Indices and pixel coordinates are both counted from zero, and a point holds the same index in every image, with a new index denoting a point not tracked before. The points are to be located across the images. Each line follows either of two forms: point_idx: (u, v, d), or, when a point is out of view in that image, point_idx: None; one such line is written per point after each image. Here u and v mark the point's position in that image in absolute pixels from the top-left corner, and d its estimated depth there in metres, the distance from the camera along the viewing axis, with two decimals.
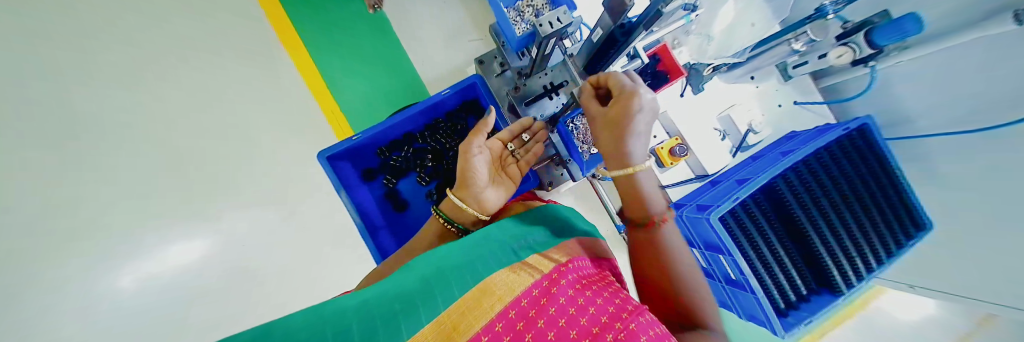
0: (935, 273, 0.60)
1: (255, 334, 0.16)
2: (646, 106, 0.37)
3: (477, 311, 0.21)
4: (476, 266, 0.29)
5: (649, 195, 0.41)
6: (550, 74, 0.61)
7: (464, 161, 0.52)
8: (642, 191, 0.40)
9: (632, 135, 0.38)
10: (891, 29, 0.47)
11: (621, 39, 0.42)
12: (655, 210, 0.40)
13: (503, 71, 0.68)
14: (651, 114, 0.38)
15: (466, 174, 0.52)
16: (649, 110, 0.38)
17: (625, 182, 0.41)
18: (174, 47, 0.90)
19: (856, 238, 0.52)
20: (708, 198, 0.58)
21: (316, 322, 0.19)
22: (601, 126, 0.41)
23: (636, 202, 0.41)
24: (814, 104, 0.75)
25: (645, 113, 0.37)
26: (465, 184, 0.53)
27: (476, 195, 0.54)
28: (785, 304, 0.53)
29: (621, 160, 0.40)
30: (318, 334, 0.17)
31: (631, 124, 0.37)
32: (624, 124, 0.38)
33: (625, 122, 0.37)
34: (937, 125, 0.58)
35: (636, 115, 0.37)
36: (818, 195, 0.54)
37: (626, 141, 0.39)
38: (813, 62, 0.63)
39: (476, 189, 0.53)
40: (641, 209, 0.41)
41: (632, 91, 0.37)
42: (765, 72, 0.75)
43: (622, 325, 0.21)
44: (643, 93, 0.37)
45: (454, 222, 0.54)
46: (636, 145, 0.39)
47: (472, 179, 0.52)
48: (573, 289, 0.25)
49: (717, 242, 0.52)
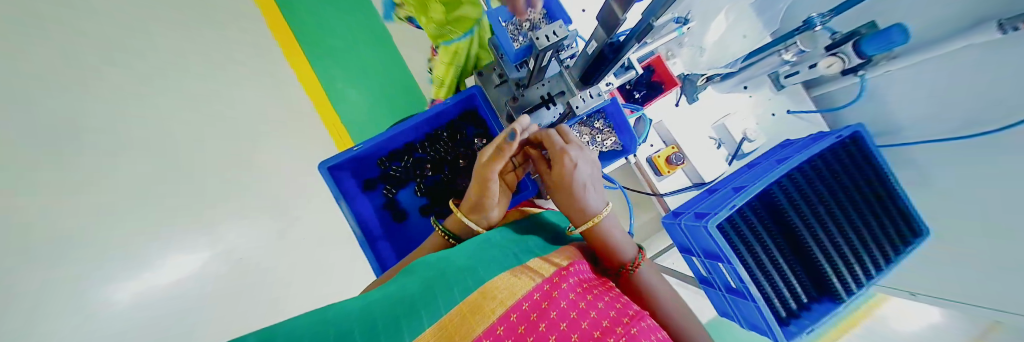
0: (930, 279, 0.61)
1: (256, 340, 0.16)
2: (583, 163, 0.46)
3: (479, 314, 0.22)
4: (477, 269, 0.30)
5: (620, 246, 0.43)
6: (547, 85, 0.61)
7: (482, 186, 0.49)
8: (611, 241, 0.43)
9: (577, 188, 0.45)
10: (879, 38, 0.49)
11: (612, 56, 0.44)
12: (626, 257, 0.43)
13: (502, 82, 0.67)
14: (587, 169, 0.46)
15: (481, 199, 0.50)
16: (585, 163, 0.46)
17: (589, 234, 0.45)
18: (189, 74, 0.98)
19: (852, 247, 0.52)
20: (705, 206, 0.59)
21: (318, 328, 0.19)
22: (554, 186, 0.48)
23: (607, 252, 0.44)
24: (808, 113, 0.76)
25: (582, 166, 0.45)
26: (478, 208, 0.52)
27: (484, 214, 0.53)
28: (787, 312, 0.53)
29: (583, 213, 0.45)
30: (323, 336, 0.18)
31: (576, 178, 0.45)
32: (566, 181, 0.45)
33: (570, 177, 0.45)
34: (930, 132, 0.59)
35: (574, 170, 0.45)
36: (814, 201, 0.55)
37: (576, 194, 0.45)
38: (804, 72, 0.65)
39: (485, 210, 0.52)
40: (614, 259, 0.43)
41: (562, 149, 0.46)
42: (758, 81, 0.76)
43: (623, 330, 0.21)
44: (572, 150, 0.46)
45: (455, 235, 0.55)
46: (588, 197, 0.46)
47: (485, 203, 0.51)
48: (574, 292, 0.25)
49: (715, 249, 0.53)
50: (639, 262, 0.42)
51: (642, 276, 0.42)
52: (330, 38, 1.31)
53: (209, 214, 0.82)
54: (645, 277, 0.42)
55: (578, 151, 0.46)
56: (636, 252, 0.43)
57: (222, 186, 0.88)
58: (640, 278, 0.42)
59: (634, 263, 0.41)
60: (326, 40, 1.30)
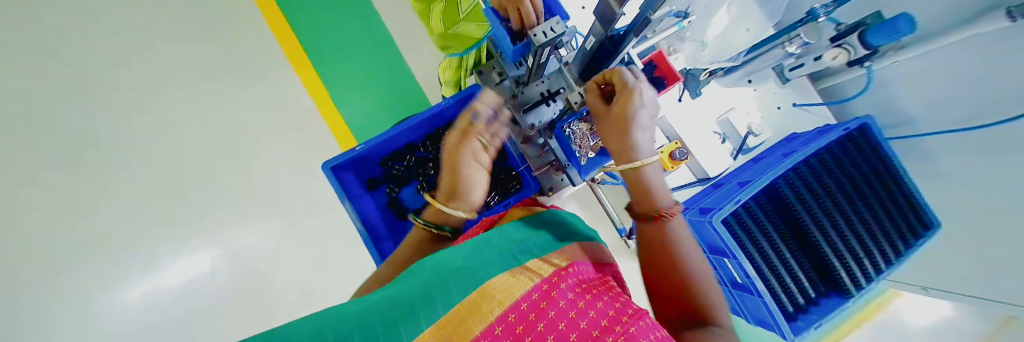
0: (940, 273, 0.61)
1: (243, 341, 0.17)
2: (647, 104, 0.39)
3: (475, 316, 0.21)
4: (477, 271, 0.29)
5: (660, 195, 0.40)
6: (547, 81, 0.59)
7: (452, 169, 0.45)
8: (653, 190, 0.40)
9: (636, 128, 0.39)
10: (886, 27, 0.48)
11: (612, 49, 0.44)
12: (662, 204, 0.39)
13: (502, 80, 0.67)
14: (649, 112, 0.40)
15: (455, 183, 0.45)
16: (649, 105, 0.40)
17: (631, 178, 0.40)
18: (193, 86, 1.01)
19: (861, 239, 0.52)
20: (710, 201, 0.58)
21: (317, 327, 0.19)
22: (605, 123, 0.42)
23: (643, 197, 0.40)
24: (815, 106, 0.75)
25: (645, 107, 0.39)
26: (456, 195, 0.46)
27: (464, 200, 0.47)
28: (793, 307, 0.52)
29: (630, 152, 0.40)
30: (319, 334, 0.18)
31: (637, 118, 0.39)
32: (625, 119, 0.39)
33: (631, 116, 0.39)
34: (941, 123, 0.58)
35: (637, 109, 0.39)
36: (820, 194, 0.54)
37: (631, 133, 0.39)
38: (809, 64, 0.64)
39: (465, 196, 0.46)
40: (650, 206, 0.40)
41: (631, 85, 0.39)
42: (763, 74, 0.75)
43: (622, 328, 0.20)
44: (640, 88, 0.39)
45: (434, 227, 0.47)
46: (642, 141, 0.40)
47: (466, 190, 0.46)
48: (573, 292, 0.25)
49: (721, 244, 0.52)
50: (674, 212, 0.38)
51: (677, 228, 0.38)
52: (329, 42, 1.30)
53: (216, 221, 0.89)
54: (679, 230, 0.38)
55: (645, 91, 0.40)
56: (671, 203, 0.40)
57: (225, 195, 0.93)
58: (674, 229, 0.38)
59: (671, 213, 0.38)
60: (324, 44, 1.30)
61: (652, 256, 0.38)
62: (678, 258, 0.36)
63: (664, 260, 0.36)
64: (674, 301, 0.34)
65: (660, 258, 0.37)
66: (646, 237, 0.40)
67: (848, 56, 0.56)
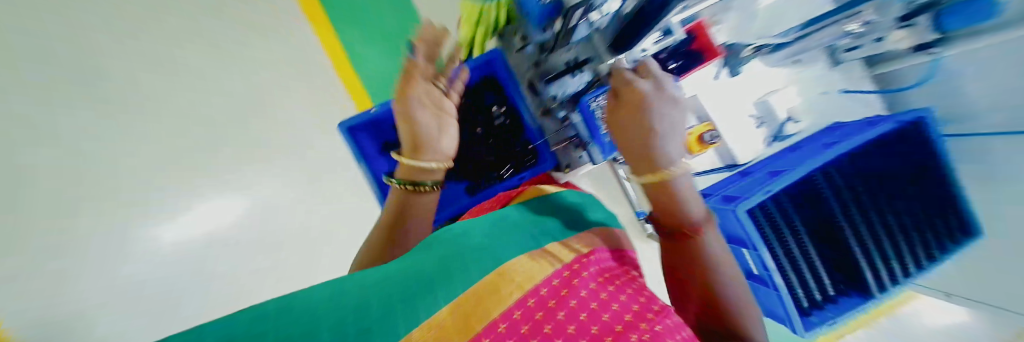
0: (974, 283, 0.58)
1: (256, 315, 0.16)
2: (660, 100, 0.35)
3: (493, 297, 0.21)
4: (494, 250, 0.28)
5: (688, 207, 0.34)
6: (573, 50, 0.52)
7: (408, 123, 0.39)
8: (679, 202, 0.34)
9: (652, 132, 0.34)
10: (970, 8, 0.46)
11: (652, 13, 0.40)
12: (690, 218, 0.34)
13: (524, 46, 0.57)
14: (664, 111, 0.35)
15: (415, 135, 0.40)
16: (665, 103, 0.35)
17: (653, 191, 0.35)
18: None
19: (894, 242, 0.50)
20: (737, 190, 0.55)
21: (335, 299, 0.19)
22: (616, 129, 0.37)
23: (668, 211, 0.34)
24: (863, 94, 0.69)
25: (656, 105, 0.34)
26: (417, 147, 0.40)
27: (430, 151, 0.41)
28: (809, 302, 0.52)
29: (650, 160, 0.35)
30: (340, 312, 0.17)
31: (648, 120, 0.34)
32: (637, 124, 0.34)
33: (641, 118, 0.34)
34: (996, 123, 0.52)
35: (647, 110, 0.34)
36: (861, 193, 0.51)
37: (648, 141, 0.34)
38: (867, 45, 0.60)
39: (431, 147, 0.41)
40: (676, 221, 0.34)
41: (631, 82, 0.35)
42: (814, 55, 0.67)
43: (647, 326, 0.19)
44: (645, 85, 0.35)
45: (414, 184, 0.41)
46: (662, 148, 0.34)
47: (427, 141, 0.40)
48: (595, 282, 0.24)
49: (742, 235, 0.50)
50: (701, 228, 0.33)
51: (705, 246, 0.33)
52: None
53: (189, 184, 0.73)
54: (708, 245, 0.33)
55: (653, 87, 0.35)
56: (701, 213, 0.34)
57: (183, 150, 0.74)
58: (702, 245, 0.33)
59: (696, 230, 0.33)
60: None
61: (676, 265, 0.35)
62: (703, 269, 0.32)
63: (690, 273, 0.33)
64: (697, 307, 0.33)
65: (684, 270, 0.34)
66: (672, 252, 0.35)
67: (918, 39, 0.55)
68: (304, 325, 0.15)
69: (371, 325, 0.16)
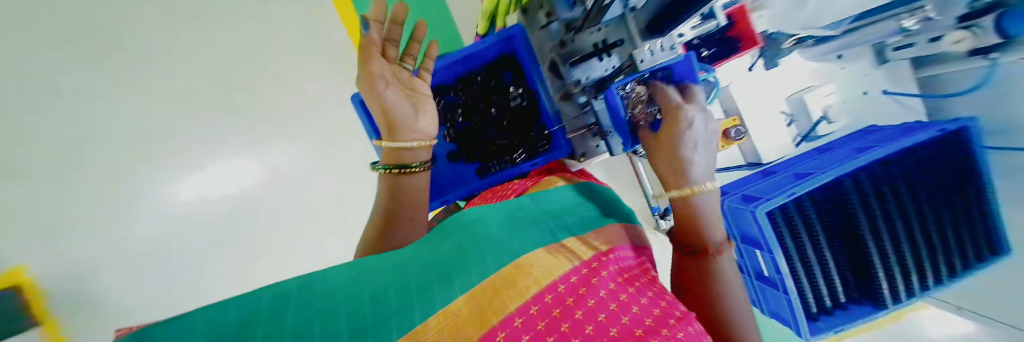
0: (993, 300, 0.56)
1: (277, 296, 0.16)
2: (699, 122, 0.38)
3: (511, 290, 0.20)
4: (511, 241, 0.28)
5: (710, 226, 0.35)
6: (604, 30, 0.49)
7: (375, 102, 0.38)
8: (703, 218, 0.35)
9: (686, 149, 0.38)
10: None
11: None
12: (712, 239, 0.34)
13: (549, 23, 0.53)
14: (703, 133, 0.38)
15: (387, 115, 0.39)
16: (704, 127, 0.38)
17: (680, 206, 0.37)
18: None
19: (917, 255, 0.49)
20: (758, 190, 0.54)
21: (355, 283, 0.19)
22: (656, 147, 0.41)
23: (690, 227, 0.35)
24: (907, 96, 0.64)
25: (696, 127, 0.38)
26: (393, 130, 0.39)
27: (406, 132, 0.40)
28: (818, 308, 0.52)
29: (681, 176, 0.38)
30: (361, 297, 0.18)
31: (685, 137, 0.38)
32: (675, 141, 0.38)
33: (679, 134, 0.38)
34: None
35: (688, 129, 0.38)
36: (890, 203, 0.49)
37: (682, 155, 0.38)
38: (919, 44, 0.54)
39: (405, 126, 0.40)
40: (696, 236, 0.35)
41: (677, 105, 0.39)
42: (858, 51, 0.63)
43: (668, 332, 0.19)
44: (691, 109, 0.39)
45: (402, 167, 0.41)
46: (694, 164, 0.37)
47: (401, 122, 0.39)
48: (614, 283, 0.23)
49: (757, 236, 0.49)
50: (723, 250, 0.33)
51: (720, 268, 0.33)
52: None
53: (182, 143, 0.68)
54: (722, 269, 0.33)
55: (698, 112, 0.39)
56: (721, 238, 0.35)
57: (180, 109, 0.69)
58: (717, 266, 0.33)
59: (716, 250, 0.33)
60: None
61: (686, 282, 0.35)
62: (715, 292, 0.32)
63: (698, 292, 0.33)
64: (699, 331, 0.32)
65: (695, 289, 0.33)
66: (684, 268, 0.36)
67: (976, 42, 0.47)
68: (326, 317, 0.15)
69: (390, 314, 0.17)
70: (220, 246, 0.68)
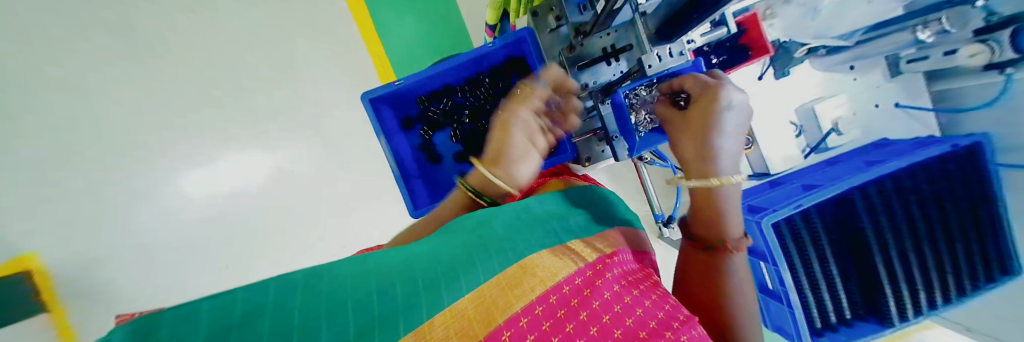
0: (1005, 320, 0.54)
1: (283, 285, 0.17)
2: (737, 106, 0.32)
3: (518, 289, 0.20)
4: (517, 241, 0.28)
5: (728, 220, 0.32)
6: (613, 35, 0.50)
7: (501, 131, 0.40)
8: (723, 213, 0.32)
9: (718, 133, 0.32)
10: None
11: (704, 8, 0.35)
12: (730, 235, 0.32)
13: (559, 26, 0.53)
14: (738, 119, 0.33)
15: (502, 145, 0.39)
16: (741, 113, 0.33)
17: (700, 197, 0.33)
18: None
19: (926, 271, 0.48)
20: (764, 200, 0.53)
21: (362, 277, 0.19)
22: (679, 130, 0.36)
23: (707, 218, 0.33)
24: (918, 110, 0.63)
25: (733, 110, 0.32)
26: (498, 162, 0.39)
27: (511, 171, 0.39)
28: (822, 324, 0.52)
29: (706, 164, 0.32)
30: (366, 292, 0.18)
31: (719, 119, 0.32)
32: (705, 122, 0.33)
33: (711, 115, 0.32)
34: None
35: (723, 111, 0.32)
36: (900, 216, 0.48)
37: (713, 140, 0.32)
38: (933, 58, 0.52)
39: (510, 163, 0.39)
40: (712, 230, 0.32)
41: (712, 84, 0.34)
42: (870, 63, 0.63)
43: (673, 336, 0.18)
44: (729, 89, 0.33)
45: (481, 196, 0.40)
46: (724, 154, 0.32)
47: (510, 160, 0.39)
48: (619, 285, 0.23)
49: (762, 247, 0.49)
50: (741, 247, 0.31)
51: (731, 265, 0.31)
52: None
53: (179, 137, 0.69)
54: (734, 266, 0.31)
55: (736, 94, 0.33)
56: (740, 235, 0.32)
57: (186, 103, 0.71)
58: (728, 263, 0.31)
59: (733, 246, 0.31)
60: None
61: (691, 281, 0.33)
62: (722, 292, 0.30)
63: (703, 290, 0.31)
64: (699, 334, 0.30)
65: (699, 288, 0.31)
66: (690, 261, 0.34)
67: (991, 57, 0.45)
68: (332, 309, 0.15)
69: (394, 311, 0.17)
70: (223, 237, 0.69)
